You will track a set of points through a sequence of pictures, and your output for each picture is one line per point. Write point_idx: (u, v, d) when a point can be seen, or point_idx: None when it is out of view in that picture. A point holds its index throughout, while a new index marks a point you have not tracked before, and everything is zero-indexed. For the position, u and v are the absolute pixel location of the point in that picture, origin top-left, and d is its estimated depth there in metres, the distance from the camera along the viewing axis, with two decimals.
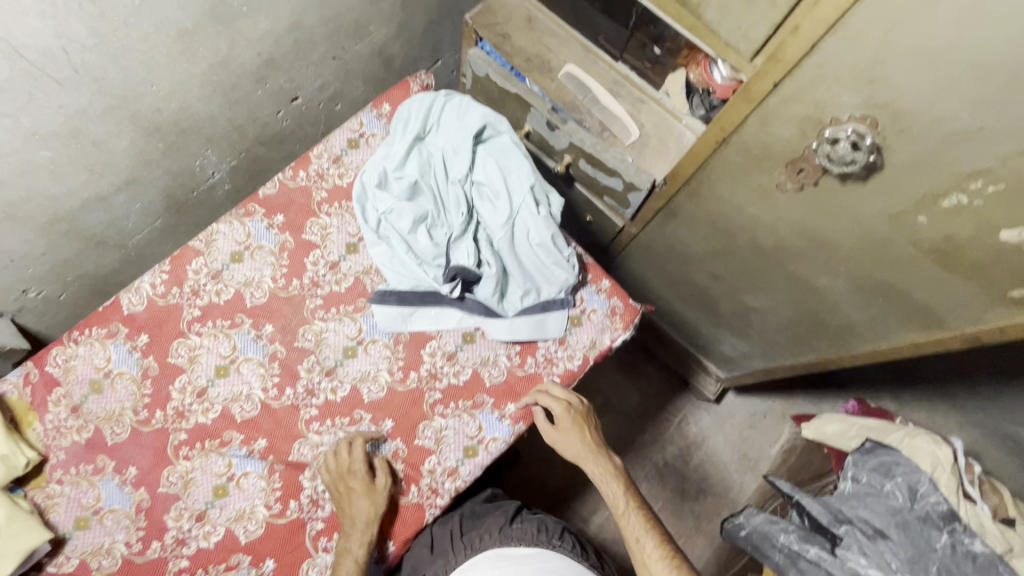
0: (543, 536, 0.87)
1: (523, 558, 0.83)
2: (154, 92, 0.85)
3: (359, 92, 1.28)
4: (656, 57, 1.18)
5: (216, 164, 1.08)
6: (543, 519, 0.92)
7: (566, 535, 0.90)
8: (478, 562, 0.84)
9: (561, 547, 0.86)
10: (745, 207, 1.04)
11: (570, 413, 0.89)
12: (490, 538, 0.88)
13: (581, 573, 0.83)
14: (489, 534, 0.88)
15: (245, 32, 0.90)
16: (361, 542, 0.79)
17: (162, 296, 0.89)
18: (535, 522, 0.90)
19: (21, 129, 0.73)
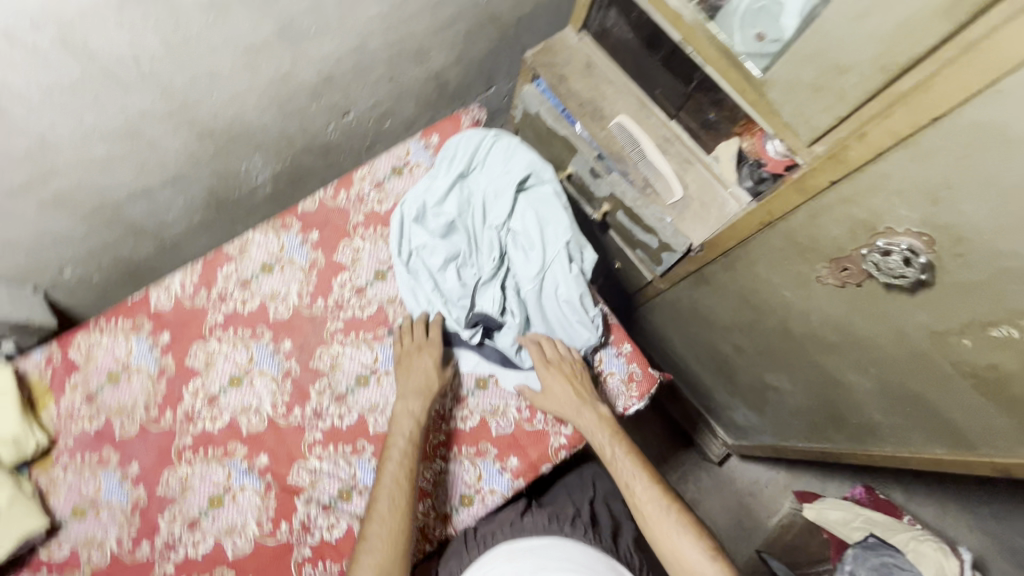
0: (554, 525, 0.85)
1: (540, 546, 0.80)
2: (213, 101, 0.86)
3: (410, 111, 1.29)
4: (711, 121, 1.15)
5: (261, 169, 1.10)
6: (554, 510, 0.91)
7: (578, 521, 0.88)
8: (494, 556, 0.81)
9: (573, 533, 0.84)
10: (782, 289, 1.02)
11: (557, 367, 0.90)
12: (503, 533, 0.85)
13: (598, 555, 0.81)
14: (500, 530, 0.86)
15: (310, 51, 0.91)
16: (380, 529, 0.74)
17: (190, 297, 0.90)
18: (545, 513, 0.88)
19: (84, 126, 0.75)
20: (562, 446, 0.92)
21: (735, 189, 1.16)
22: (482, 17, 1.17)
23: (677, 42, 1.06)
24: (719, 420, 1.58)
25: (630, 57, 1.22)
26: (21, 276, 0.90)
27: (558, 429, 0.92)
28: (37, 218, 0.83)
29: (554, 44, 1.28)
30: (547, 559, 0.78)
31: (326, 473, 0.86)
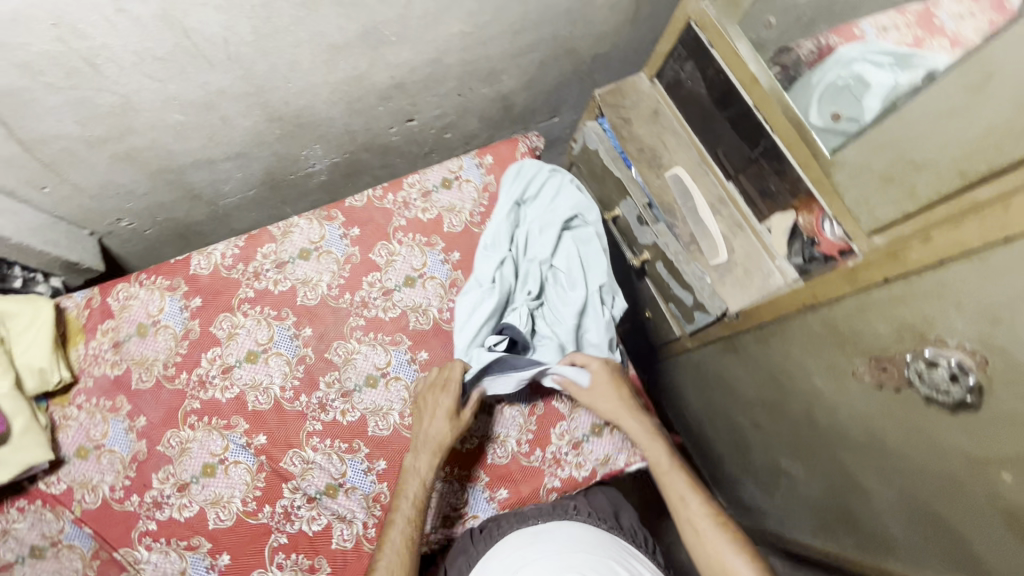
0: (556, 509, 0.83)
1: (546, 531, 0.78)
2: (288, 89, 0.90)
3: (471, 126, 1.32)
4: (770, 191, 1.10)
5: (320, 157, 1.14)
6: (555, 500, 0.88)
7: (579, 506, 0.85)
8: (500, 548, 0.77)
9: (577, 515, 0.81)
10: (813, 374, 0.98)
11: (606, 369, 0.90)
12: (507, 523, 0.82)
13: (608, 535, 0.78)
14: (504, 522, 0.82)
15: (387, 57, 0.95)
16: None
17: (227, 268, 0.94)
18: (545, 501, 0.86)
19: (166, 93, 0.80)
20: (554, 488, 0.90)
21: (783, 263, 1.12)
22: (558, 49, 1.19)
23: (749, 106, 1.04)
24: (724, 493, 1.51)
25: (697, 111, 1.19)
26: (82, 218, 0.95)
27: (554, 471, 0.91)
28: (107, 169, 0.88)
29: (625, 86, 1.28)
30: (558, 539, 0.75)
31: (317, 465, 0.86)
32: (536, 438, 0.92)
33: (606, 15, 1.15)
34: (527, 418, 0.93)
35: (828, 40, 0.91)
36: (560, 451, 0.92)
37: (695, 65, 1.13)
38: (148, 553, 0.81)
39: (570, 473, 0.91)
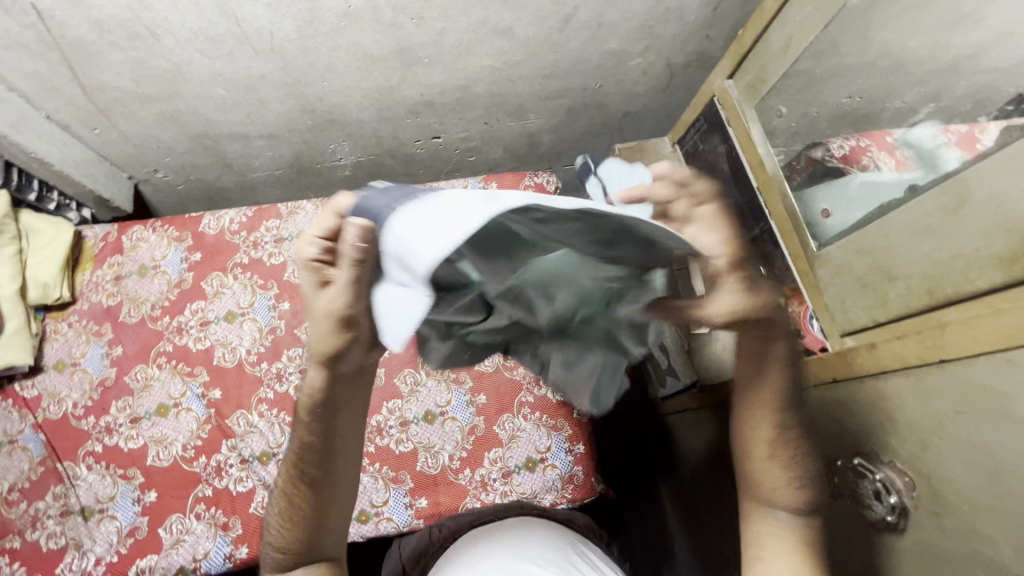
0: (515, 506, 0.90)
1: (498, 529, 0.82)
2: (322, 86, 1.00)
3: (496, 155, 1.39)
4: None
5: (347, 154, 1.23)
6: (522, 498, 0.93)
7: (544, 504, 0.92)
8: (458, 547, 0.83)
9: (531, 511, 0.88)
10: None
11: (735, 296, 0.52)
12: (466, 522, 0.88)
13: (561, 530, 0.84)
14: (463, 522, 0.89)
15: (419, 76, 1.03)
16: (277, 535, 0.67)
17: (232, 233, 1.02)
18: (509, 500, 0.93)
19: (212, 69, 0.90)
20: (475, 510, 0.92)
21: None
22: (588, 100, 1.25)
23: (753, 187, 1.06)
24: None
25: (710, 182, 1.21)
26: (124, 162, 1.07)
27: (477, 494, 0.92)
28: (151, 124, 0.99)
29: (648, 146, 1.32)
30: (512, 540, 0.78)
31: (258, 431, 0.91)
32: (469, 457, 0.94)
33: (637, 77, 1.20)
34: (466, 435, 0.96)
35: (858, 142, 0.91)
36: (488, 476, 0.93)
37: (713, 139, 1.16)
38: (87, 471, 0.87)
39: (493, 499, 0.93)
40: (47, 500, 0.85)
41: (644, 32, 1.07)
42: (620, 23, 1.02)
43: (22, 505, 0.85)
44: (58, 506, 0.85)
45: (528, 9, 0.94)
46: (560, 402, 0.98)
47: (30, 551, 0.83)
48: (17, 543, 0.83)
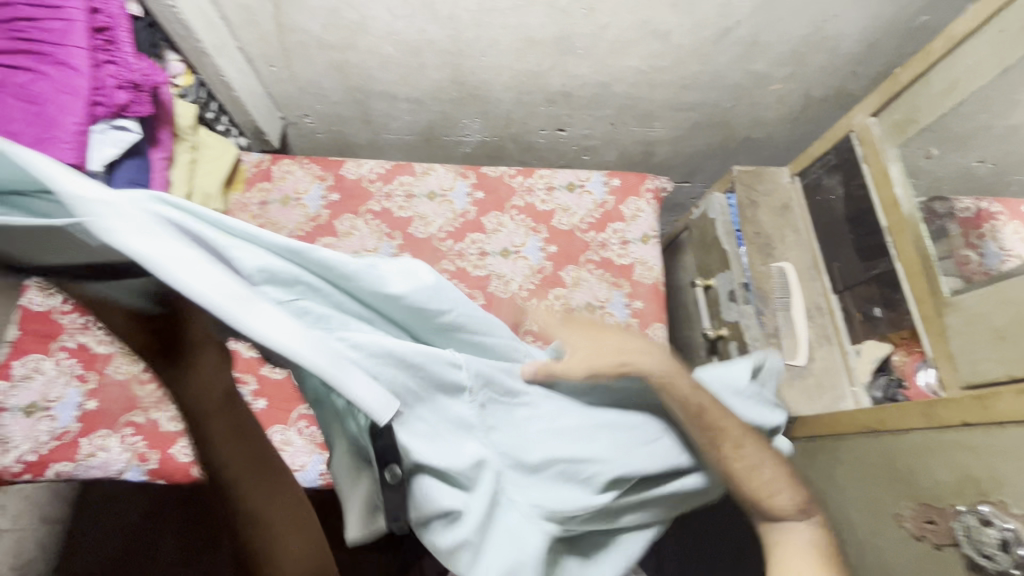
0: None
1: None
2: (479, 61, 1.06)
3: (610, 158, 1.42)
4: (872, 316, 1.09)
5: (475, 131, 1.29)
6: None
7: None
8: None
9: None
10: (848, 506, 0.92)
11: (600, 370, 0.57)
12: None
13: None
14: None
15: (568, 66, 1.08)
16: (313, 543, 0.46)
17: (369, 182, 1.09)
18: None
19: (391, 29, 0.97)
20: None
21: (860, 390, 1.11)
22: (715, 118, 1.27)
23: (881, 227, 1.04)
24: None
25: (829, 218, 1.20)
26: (284, 102, 1.17)
27: None
28: (319, 71, 1.07)
29: (766, 173, 1.31)
30: None
31: None
32: None
33: (771, 103, 1.21)
34: None
35: (988, 206, 0.94)
36: None
37: (842, 174, 1.15)
38: None
39: None
40: None
41: (795, 58, 1.08)
42: (774, 45, 1.04)
43: (151, 386, 0.91)
44: None
45: (692, 17, 0.97)
46: None
47: (149, 428, 0.89)
48: (140, 419, 0.89)
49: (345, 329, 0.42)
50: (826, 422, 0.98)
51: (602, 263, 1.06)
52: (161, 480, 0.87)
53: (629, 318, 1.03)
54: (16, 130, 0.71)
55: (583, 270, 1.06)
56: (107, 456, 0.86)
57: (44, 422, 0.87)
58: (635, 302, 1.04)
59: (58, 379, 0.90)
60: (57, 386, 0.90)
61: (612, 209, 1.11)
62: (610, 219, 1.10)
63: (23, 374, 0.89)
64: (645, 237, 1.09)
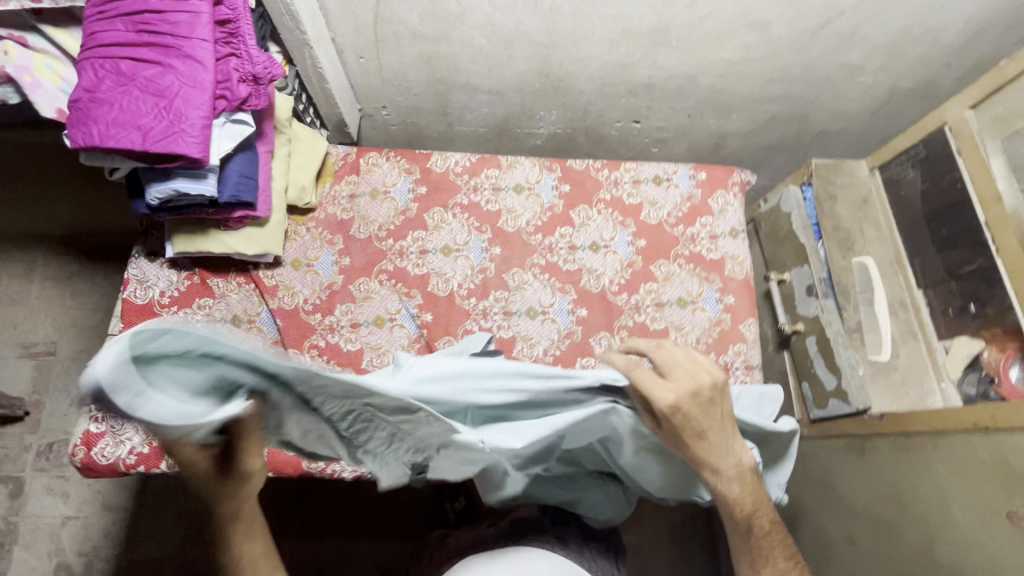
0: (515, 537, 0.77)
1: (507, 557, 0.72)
2: (570, 52, 1.04)
3: (679, 150, 1.40)
4: (965, 313, 1.08)
5: (549, 123, 1.28)
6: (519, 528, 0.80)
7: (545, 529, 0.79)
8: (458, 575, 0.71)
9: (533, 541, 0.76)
10: (950, 500, 0.93)
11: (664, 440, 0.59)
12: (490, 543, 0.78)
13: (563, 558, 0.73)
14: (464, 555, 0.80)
15: (659, 57, 1.06)
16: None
17: (456, 175, 1.08)
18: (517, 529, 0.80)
19: (488, 19, 0.96)
20: None
21: (949, 386, 1.10)
22: (795, 111, 1.25)
23: (979, 222, 1.03)
24: None
25: (915, 212, 1.18)
26: (364, 94, 1.16)
27: None
28: (407, 62, 1.06)
29: (843, 166, 1.30)
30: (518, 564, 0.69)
31: None
32: None
33: (856, 95, 1.19)
34: None
35: None
36: None
37: (930, 168, 1.14)
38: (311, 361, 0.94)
39: None
40: None
41: (890, 49, 1.06)
42: (872, 35, 1.03)
43: None
44: None
45: (795, 7, 0.96)
46: None
47: None
48: None
49: (418, 427, 0.57)
50: (925, 417, 1.00)
51: (691, 258, 1.06)
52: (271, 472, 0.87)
53: (722, 313, 1.02)
54: (147, 125, 0.70)
55: (674, 265, 1.05)
56: None
57: None
58: (726, 297, 1.04)
59: None
60: None
61: (700, 203, 1.09)
62: (698, 214, 1.09)
63: None
64: (734, 232, 1.08)
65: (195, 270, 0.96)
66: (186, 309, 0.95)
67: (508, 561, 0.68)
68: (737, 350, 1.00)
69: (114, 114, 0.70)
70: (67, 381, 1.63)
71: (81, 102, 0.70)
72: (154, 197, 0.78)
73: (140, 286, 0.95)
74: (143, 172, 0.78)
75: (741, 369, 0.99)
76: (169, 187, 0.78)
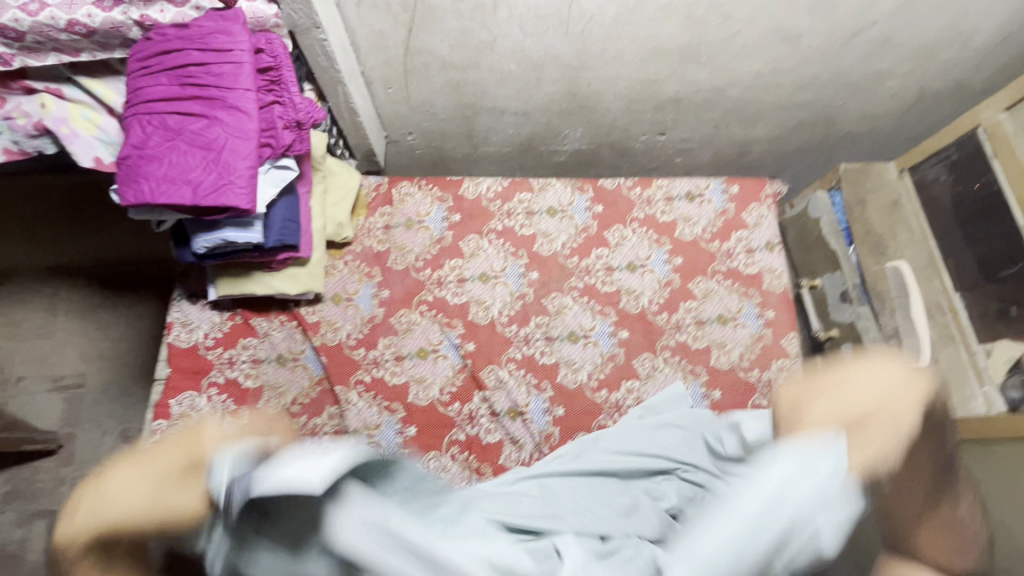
0: None
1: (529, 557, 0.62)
2: (599, 72, 1.04)
3: (703, 159, 1.39)
4: (1006, 315, 1.07)
5: (573, 141, 1.27)
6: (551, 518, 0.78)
7: None
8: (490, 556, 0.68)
9: None
10: (1004, 509, 0.93)
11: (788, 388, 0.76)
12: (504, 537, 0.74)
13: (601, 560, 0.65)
14: None
15: (688, 73, 1.06)
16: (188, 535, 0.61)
17: (489, 200, 1.08)
18: None
19: (519, 46, 0.96)
20: None
21: (990, 390, 1.08)
22: (822, 117, 1.24)
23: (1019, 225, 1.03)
24: None
25: (949, 214, 1.17)
26: (390, 121, 1.15)
27: None
28: (435, 90, 1.06)
29: (872, 169, 1.29)
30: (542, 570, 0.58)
31: (508, 388, 0.95)
32: None
33: (884, 99, 1.18)
34: None
35: None
36: None
37: (963, 171, 1.13)
38: (358, 397, 0.94)
39: None
40: (323, 417, 0.93)
41: (922, 54, 1.06)
42: (905, 42, 1.02)
43: (303, 417, 0.93)
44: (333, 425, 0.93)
45: (828, 19, 0.95)
46: None
47: None
48: None
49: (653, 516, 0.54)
50: (973, 425, 1.01)
51: (729, 274, 1.05)
52: None
53: (763, 329, 1.02)
54: (196, 179, 0.70)
55: (712, 282, 1.05)
56: None
57: None
58: (767, 311, 1.03)
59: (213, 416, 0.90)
60: None
61: (734, 217, 1.09)
62: (733, 228, 1.08)
63: (181, 412, 0.90)
64: (769, 245, 1.08)
65: (236, 310, 0.97)
66: (231, 350, 0.95)
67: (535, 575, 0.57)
68: (782, 365, 1.00)
69: (164, 170, 0.70)
70: (98, 413, 1.64)
71: (131, 158, 0.71)
72: (202, 247, 0.79)
73: (184, 329, 0.95)
74: (189, 223, 0.78)
75: None
76: (217, 237, 0.78)
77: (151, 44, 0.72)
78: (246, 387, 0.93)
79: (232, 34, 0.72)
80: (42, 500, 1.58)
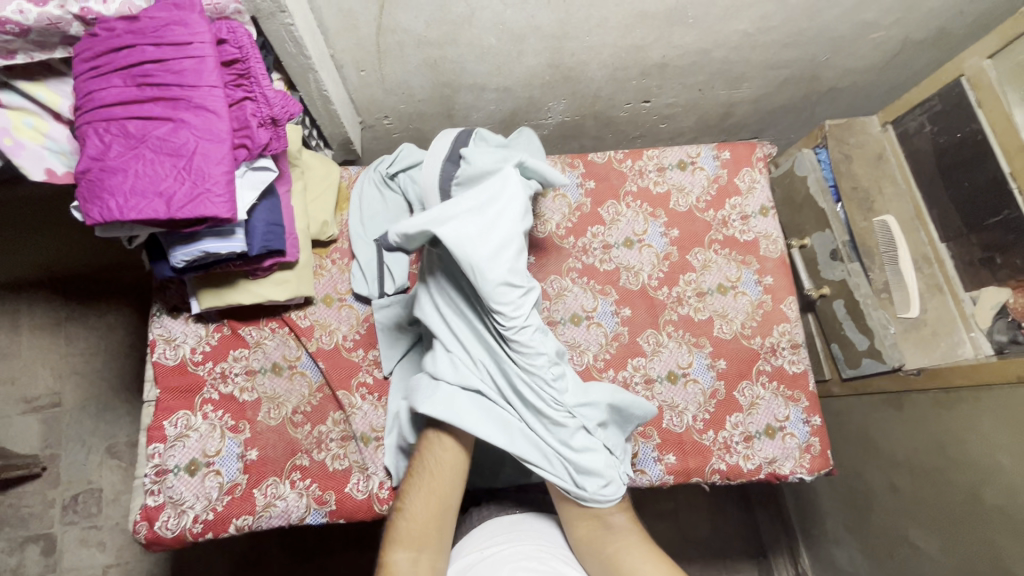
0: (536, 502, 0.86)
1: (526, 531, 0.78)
2: (584, 40, 0.99)
3: (687, 124, 1.36)
4: (990, 263, 1.10)
5: (557, 113, 1.22)
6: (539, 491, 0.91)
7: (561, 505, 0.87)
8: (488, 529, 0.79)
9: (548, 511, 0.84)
10: (998, 451, 0.98)
11: (716, 366, 0.98)
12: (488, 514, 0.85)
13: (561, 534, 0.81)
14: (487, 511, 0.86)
15: (674, 37, 1.02)
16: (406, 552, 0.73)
17: (560, 237, 1.03)
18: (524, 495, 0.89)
19: (499, 18, 0.90)
20: (718, 471, 0.92)
21: (978, 335, 1.11)
22: (806, 74, 1.21)
23: (1003, 173, 1.04)
24: (810, 546, 1.50)
25: (931, 164, 1.18)
26: (364, 106, 1.09)
27: (723, 455, 0.93)
28: (411, 69, 0.99)
29: (856, 124, 1.29)
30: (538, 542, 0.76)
31: (580, 345, 0.97)
32: (711, 420, 0.95)
33: (867, 52, 1.17)
34: (708, 398, 0.96)
35: None
36: (731, 439, 0.94)
37: (946, 121, 1.14)
38: (362, 401, 0.92)
39: (737, 461, 0.93)
40: (328, 424, 0.91)
41: (908, 3, 1.04)
42: None
43: (307, 427, 0.90)
44: (339, 431, 0.91)
45: None
46: (797, 373, 0.99)
47: (318, 469, 0.88)
48: (305, 461, 0.88)
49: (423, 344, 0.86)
50: (963, 372, 1.05)
51: (726, 242, 1.05)
52: (343, 519, 0.86)
53: (762, 295, 1.03)
54: (169, 190, 0.64)
55: (710, 252, 1.04)
56: (286, 504, 0.84)
57: (211, 479, 0.84)
58: (765, 278, 1.04)
59: (212, 434, 0.86)
60: (213, 440, 0.85)
61: (727, 184, 1.08)
62: (727, 195, 1.07)
63: (176, 434, 0.85)
64: (763, 210, 1.07)
65: (223, 321, 0.93)
66: (222, 363, 0.90)
67: (518, 528, 0.78)
68: (783, 330, 1.01)
69: (131, 182, 0.63)
70: (80, 430, 1.57)
71: (93, 172, 0.64)
72: (181, 261, 0.73)
73: (168, 346, 0.89)
74: (164, 236, 0.73)
75: (788, 348, 1.00)
76: (196, 249, 0.73)
77: (98, 40, 0.65)
78: (244, 401, 0.89)
79: (189, 24, 0.65)
80: (32, 524, 1.52)
